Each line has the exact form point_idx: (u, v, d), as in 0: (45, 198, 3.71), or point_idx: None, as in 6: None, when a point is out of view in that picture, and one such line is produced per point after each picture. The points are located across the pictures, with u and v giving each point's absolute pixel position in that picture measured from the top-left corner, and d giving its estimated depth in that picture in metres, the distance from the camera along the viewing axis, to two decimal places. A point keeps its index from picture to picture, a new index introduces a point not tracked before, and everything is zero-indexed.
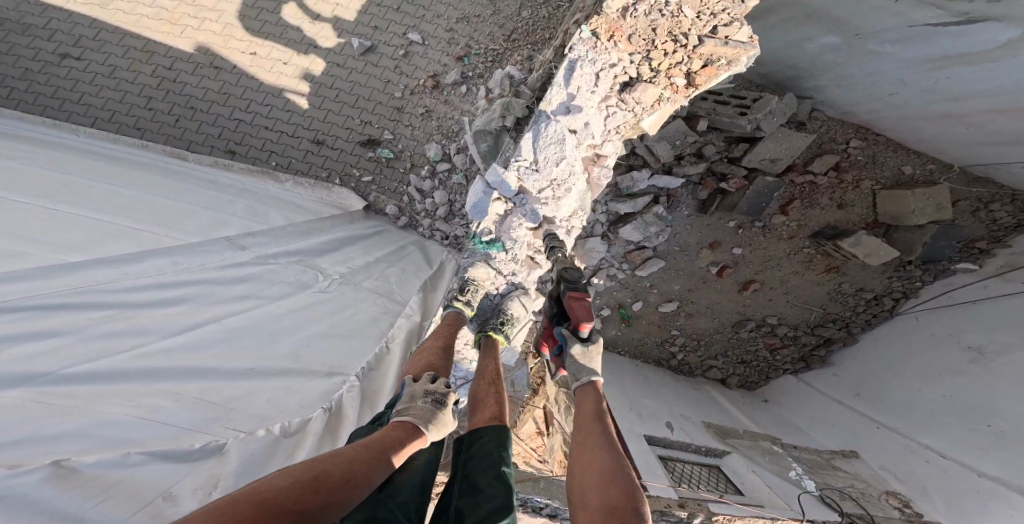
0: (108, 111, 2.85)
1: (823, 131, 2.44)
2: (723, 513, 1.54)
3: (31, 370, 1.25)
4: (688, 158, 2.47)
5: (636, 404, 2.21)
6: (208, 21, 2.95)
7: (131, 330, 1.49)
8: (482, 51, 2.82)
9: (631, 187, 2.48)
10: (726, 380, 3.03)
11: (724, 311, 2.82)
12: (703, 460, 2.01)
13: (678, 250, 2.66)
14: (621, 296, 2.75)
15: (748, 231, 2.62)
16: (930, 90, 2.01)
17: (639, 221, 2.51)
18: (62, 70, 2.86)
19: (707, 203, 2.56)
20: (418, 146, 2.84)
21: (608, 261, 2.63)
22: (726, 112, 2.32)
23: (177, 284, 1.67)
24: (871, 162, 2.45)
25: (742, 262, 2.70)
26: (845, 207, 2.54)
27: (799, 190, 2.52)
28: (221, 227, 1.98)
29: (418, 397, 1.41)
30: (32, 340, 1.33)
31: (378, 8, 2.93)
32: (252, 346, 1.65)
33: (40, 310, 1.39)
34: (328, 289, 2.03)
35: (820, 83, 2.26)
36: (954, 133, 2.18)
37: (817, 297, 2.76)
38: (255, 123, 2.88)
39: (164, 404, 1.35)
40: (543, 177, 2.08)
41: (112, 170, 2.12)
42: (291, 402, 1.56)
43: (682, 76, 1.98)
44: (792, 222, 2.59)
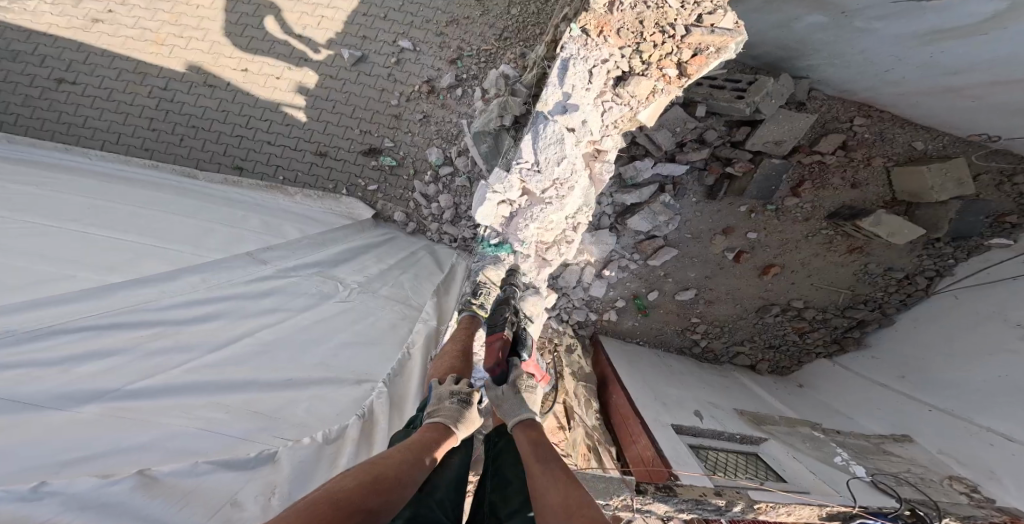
0: (114, 133, 2.85)
1: (824, 110, 2.43)
2: (764, 500, 1.44)
3: (96, 387, 1.28)
4: (690, 145, 2.44)
5: (659, 392, 2.20)
6: (195, 40, 2.92)
7: (178, 346, 1.51)
8: (475, 52, 2.79)
9: (635, 177, 2.45)
10: (756, 366, 2.91)
11: (744, 297, 2.73)
12: (738, 446, 1.96)
13: (688, 237, 2.62)
14: (635, 286, 2.69)
15: (761, 214, 2.59)
16: (922, 65, 2.01)
17: (648, 211, 2.48)
18: (61, 95, 2.85)
19: (715, 189, 2.54)
20: (419, 152, 2.81)
21: (620, 252, 2.61)
22: (723, 96, 2.29)
23: (212, 300, 1.69)
24: (880, 139, 2.42)
25: (759, 246, 2.64)
26: (859, 185, 2.49)
27: (808, 171, 2.49)
28: (241, 243, 2.01)
29: (445, 398, 1.42)
30: (95, 359, 1.35)
31: (365, 17, 2.91)
32: (286, 358, 1.65)
33: (93, 331, 1.40)
34: (349, 298, 2.04)
35: (813, 62, 2.26)
36: (957, 107, 2.16)
37: (843, 278, 2.68)
38: (257, 138, 2.86)
39: (217, 415, 1.36)
40: (545, 177, 2.02)
41: (129, 192, 2.17)
42: (328, 410, 1.55)
43: (673, 66, 1.88)
44: (807, 204, 2.55)
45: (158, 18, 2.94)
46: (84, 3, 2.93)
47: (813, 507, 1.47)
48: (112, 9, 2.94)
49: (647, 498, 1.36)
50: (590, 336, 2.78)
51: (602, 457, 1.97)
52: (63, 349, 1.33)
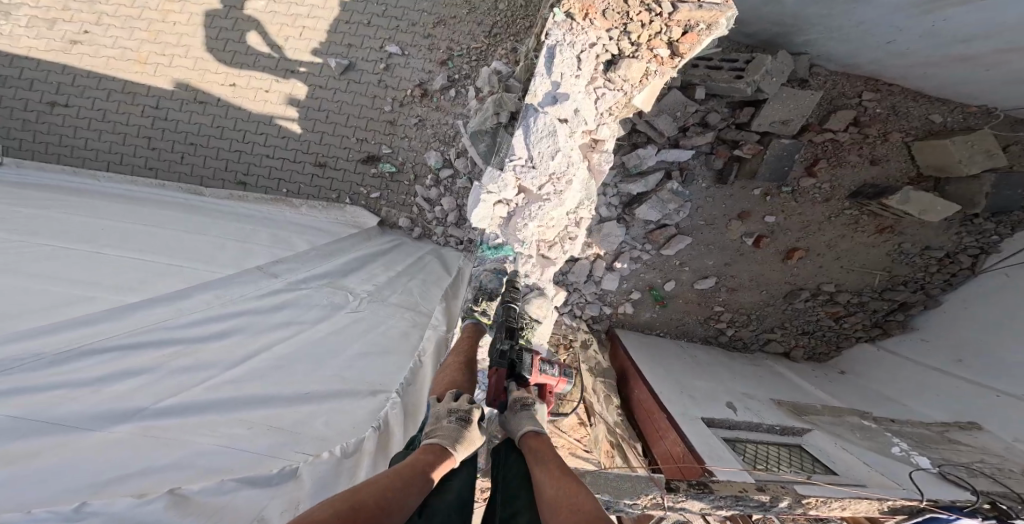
0: (116, 153, 2.86)
1: (829, 86, 2.38)
2: (813, 495, 1.35)
3: (127, 406, 1.28)
4: (693, 129, 2.39)
5: (686, 386, 2.18)
6: (177, 57, 2.88)
7: (200, 364, 1.50)
8: (465, 51, 2.71)
9: (639, 165, 2.40)
10: (791, 353, 2.82)
11: (770, 283, 2.65)
12: (779, 439, 1.90)
13: (702, 223, 2.57)
14: (650, 277, 2.66)
15: (778, 197, 2.52)
16: (927, 34, 1.94)
17: (655, 199, 2.43)
18: (57, 118, 2.85)
19: (725, 173, 2.49)
20: (418, 156, 2.76)
21: (630, 243, 2.57)
22: (721, 77, 2.24)
23: (228, 316, 1.69)
24: (893, 113, 2.36)
25: (779, 230, 2.57)
26: (879, 162, 2.41)
27: (822, 150, 2.42)
28: (252, 257, 2.04)
29: (442, 417, 1.36)
30: (122, 379, 1.36)
31: (348, 25, 2.82)
32: (302, 372, 1.62)
33: (117, 352, 1.41)
34: (360, 308, 2.03)
35: (810, 37, 2.20)
36: (968, 76, 2.11)
37: (877, 261, 2.59)
38: (256, 152, 2.84)
39: (240, 432, 1.35)
40: (540, 173, 1.93)
41: (139, 211, 2.22)
42: (346, 423, 1.51)
43: (664, 46, 1.82)
44: (825, 185, 2.48)
45: (138, 37, 2.89)
46: (59, 24, 2.88)
47: (870, 501, 1.36)
48: (87, 29, 2.89)
49: (678, 496, 1.31)
50: (605, 331, 2.76)
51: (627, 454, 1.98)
52: (90, 370, 1.33)
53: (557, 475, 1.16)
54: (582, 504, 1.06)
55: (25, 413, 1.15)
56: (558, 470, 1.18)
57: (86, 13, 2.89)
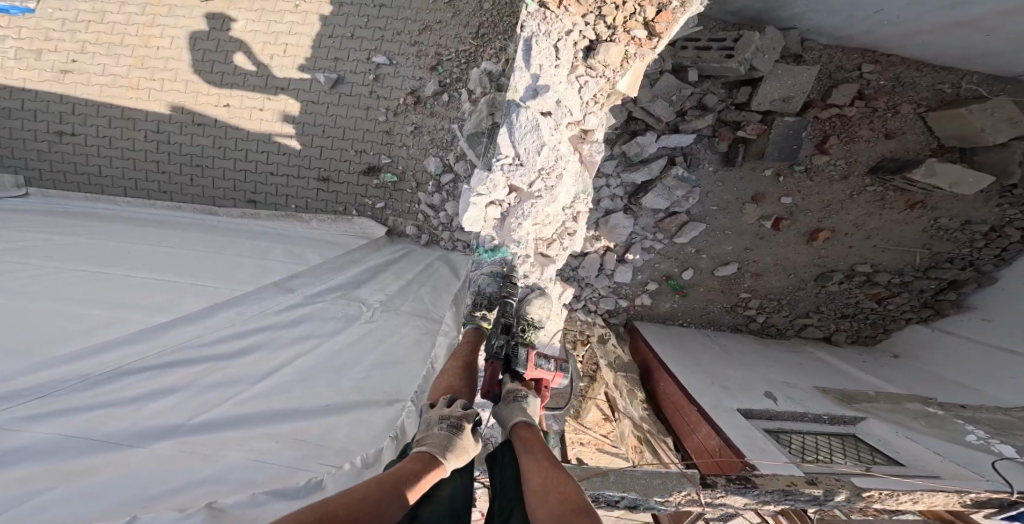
0: (130, 180, 2.84)
1: (826, 60, 2.34)
2: (875, 488, 1.30)
3: (164, 424, 1.36)
4: (692, 113, 2.34)
5: (717, 376, 2.16)
6: (167, 81, 2.79)
7: (227, 381, 1.56)
8: (454, 55, 2.60)
9: (641, 153, 2.35)
10: (832, 337, 2.76)
11: (798, 267, 2.60)
12: (829, 429, 1.83)
13: (715, 209, 2.52)
14: (668, 267, 2.62)
15: (791, 176, 2.46)
16: (913, 3, 1.89)
17: (661, 187, 2.37)
18: (68, 147, 2.82)
19: (732, 155, 2.44)
20: (418, 164, 2.67)
21: (641, 234, 2.53)
22: (712, 57, 2.19)
23: (251, 332, 1.73)
24: (899, 84, 2.32)
25: (798, 211, 2.51)
26: (894, 135, 2.36)
27: (830, 125, 2.38)
28: (268, 274, 2.09)
29: (434, 423, 1.25)
30: (158, 397, 1.44)
31: (332, 39, 2.69)
32: (325, 384, 1.64)
33: (152, 371, 1.49)
34: (373, 319, 2.01)
35: (796, 13, 2.15)
36: (968, 42, 2.07)
37: (913, 238, 2.51)
38: (260, 170, 2.78)
39: (266, 445, 1.39)
40: (530, 169, 1.86)
41: (168, 235, 2.36)
42: (366, 433, 1.51)
43: (641, 28, 1.72)
44: (840, 161, 2.42)
45: (125, 64, 2.80)
46: (45, 54, 2.79)
47: (948, 494, 1.30)
48: (74, 57, 2.79)
49: (716, 491, 1.29)
50: (623, 324, 2.75)
51: (658, 448, 2.06)
52: (133, 388, 1.43)
53: (545, 467, 1.12)
54: (570, 494, 1.01)
55: (76, 433, 1.25)
56: (546, 463, 1.14)
57: (68, 42, 2.79)
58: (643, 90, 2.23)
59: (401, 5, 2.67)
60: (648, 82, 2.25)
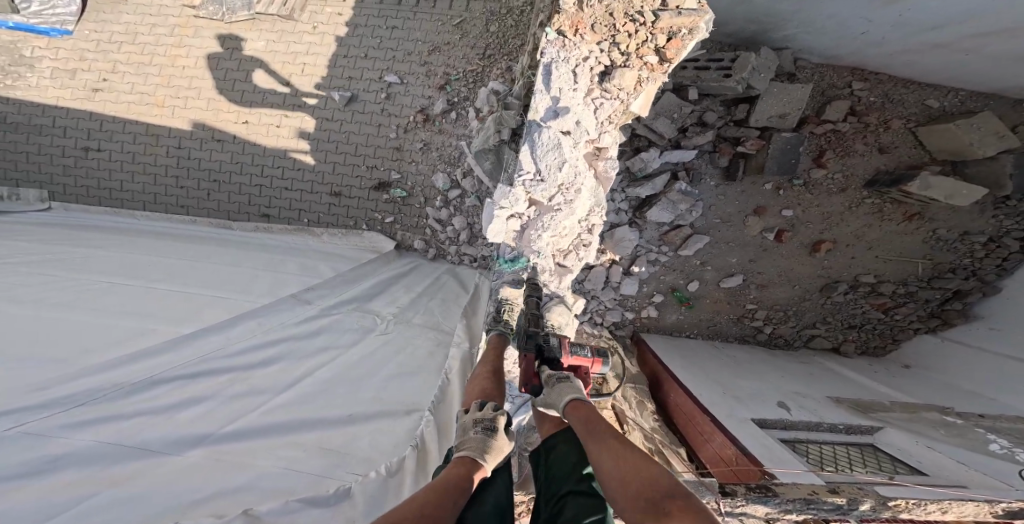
0: (150, 194, 2.89)
1: (817, 79, 2.42)
2: (900, 498, 1.30)
3: (197, 432, 1.41)
4: (693, 129, 2.40)
5: (729, 386, 2.18)
6: (191, 99, 2.85)
7: (251, 391, 1.61)
8: (461, 74, 2.64)
9: (644, 168, 2.40)
10: (841, 347, 2.79)
11: (801, 278, 2.65)
12: (847, 440, 1.84)
13: (718, 222, 2.57)
14: (672, 280, 2.66)
15: (791, 190, 2.52)
16: (897, 23, 1.97)
17: (666, 201, 2.42)
18: (93, 162, 2.89)
19: (732, 170, 2.49)
20: (426, 180, 2.70)
21: (646, 247, 2.55)
22: (710, 77, 2.27)
23: (272, 344, 1.79)
24: (887, 101, 2.40)
25: (799, 224, 2.56)
26: (887, 149, 2.43)
27: (825, 140, 2.44)
28: (284, 286, 2.12)
29: (469, 428, 1.36)
30: (189, 406, 1.49)
31: (346, 59, 2.75)
32: (343, 394, 1.69)
33: (183, 381, 1.55)
34: (387, 330, 2.05)
35: (787, 33, 2.23)
36: (954, 61, 2.14)
37: (913, 249, 2.56)
38: (275, 185, 2.82)
39: (296, 454, 1.45)
40: (551, 185, 1.93)
41: (187, 247, 2.39)
42: (388, 442, 1.57)
43: (653, 54, 1.84)
44: (837, 174, 2.48)
45: (154, 82, 2.86)
46: (80, 73, 2.88)
47: (977, 503, 1.30)
48: (106, 77, 2.87)
49: (736, 500, 1.29)
50: (630, 336, 2.77)
51: (670, 459, 1.96)
52: (165, 397, 1.48)
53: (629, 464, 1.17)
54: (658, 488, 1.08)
55: (118, 440, 1.32)
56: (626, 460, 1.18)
57: (102, 62, 2.87)
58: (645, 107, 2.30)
59: (412, 27, 2.74)
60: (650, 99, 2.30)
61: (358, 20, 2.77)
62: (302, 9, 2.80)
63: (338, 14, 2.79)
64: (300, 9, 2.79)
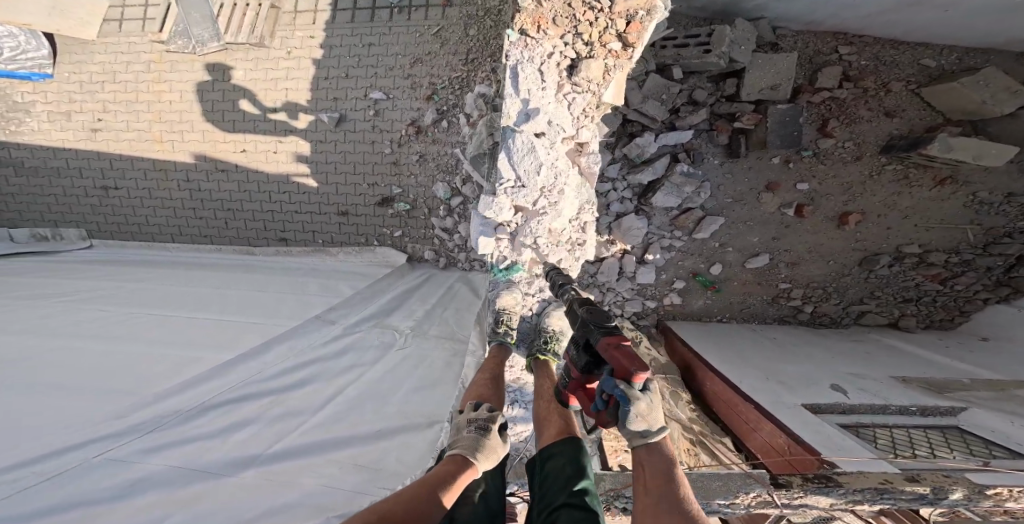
0: (174, 226, 2.96)
1: (802, 46, 2.41)
2: (1004, 486, 1.18)
3: (246, 455, 1.49)
4: (685, 108, 2.41)
5: (774, 373, 2.13)
6: (186, 132, 2.83)
7: (291, 412, 1.67)
8: (447, 82, 2.52)
9: (642, 154, 2.39)
10: (899, 322, 2.64)
11: (836, 253, 2.57)
12: (925, 422, 1.72)
13: (731, 201, 2.52)
14: (693, 265, 2.62)
15: (801, 162, 2.47)
16: None
17: (669, 185, 2.36)
18: (115, 200, 2.96)
19: (734, 146, 2.46)
20: (428, 191, 2.61)
21: (658, 233, 2.53)
22: (690, 54, 2.25)
23: (305, 365, 1.83)
24: (881, 64, 2.36)
25: (819, 196, 2.50)
26: (894, 113, 2.37)
27: (826, 108, 2.41)
28: (309, 307, 2.16)
29: (463, 428, 1.33)
30: (236, 429, 1.57)
31: (328, 80, 2.65)
32: (373, 410, 1.72)
33: (229, 406, 1.62)
34: (406, 344, 2.03)
35: (758, 4, 2.21)
36: (936, 18, 2.10)
37: (955, 214, 2.43)
38: (286, 209, 2.81)
39: (334, 472, 1.49)
40: (531, 189, 1.92)
41: (225, 275, 2.45)
42: (414, 456, 1.55)
43: (615, 40, 1.88)
44: (848, 142, 2.42)
45: (145, 118, 2.85)
46: (74, 115, 2.88)
47: None
48: (99, 116, 2.87)
49: (793, 492, 1.23)
50: (657, 325, 2.76)
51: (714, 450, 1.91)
52: (214, 422, 1.56)
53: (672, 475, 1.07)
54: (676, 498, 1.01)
55: (181, 464, 1.42)
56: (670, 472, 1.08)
57: (91, 102, 2.86)
58: (634, 92, 2.33)
59: (389, 42, 2.60)
60: (636, 83, 2.34)
61: (333, 41, 2.65)
62: (271, 35, 2.68)
63: (310, 38, 2.67)
64: (271, 35, 2.67)
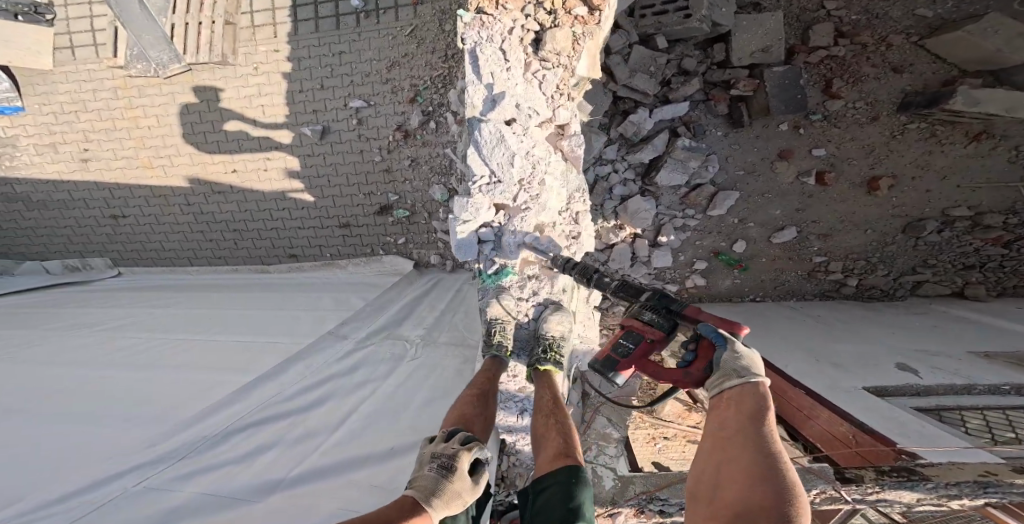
0: (190, 249, 3.03)
1: (787, 4, 2.30)
2: None
3: (272, 479, 1.61)
4: (677, 80, 2.32)
5: (823, 354, 2.06)
6: (174, 156, 2.85)
7: (309, 433, 1.78)
8: (428, 82, 2.46)
9: (639, 131, 2.32)
10: (965, 291, 2.46)
11: (875, 220, 2.44)
12: (1016, 401, 1.56)
13: (743, 173, 2.44)
14: (715, 243, 2.55)
15: (811, 126, 2.36)
16: None
17: (673, 161, 2.29)
18: (127, 229, 3.05)
19: (734, 115, 2.38)
20: (424, 195, 2.63)
21: (669, 213, 2.46)
22: (671, 21, 2.17)
23: (319, 385, 1.94)
24: (874, 16, 2.21)
25: (839, 161, 2.38)
26: (902, 69, 2.23)
27: (827, 68, 2.29)
28: (325, 322, 2.29)
29: (425, 464, 1.33)
30: (260, 452, 1.70)
31: (304, 93, 2.64)
32: (385, 427, 1.81)
33: (253, 430, 1.75)
34: (416, 355, 2.12)
35: None
36: None
37: (1002, 170, 2.28)
38: (289, 225, 2.86)
39: (351, 494, 1.57)
40: (508, 184, 1.90)
41: (250, 297, 2.58)
42: None
43: (580, 5, 1.82)
44: (859, 102, 2.29)
45: (129, 146, 2.87)
46: (59, 146, 2.91)
47: None
48: (84, 147, 2.89)
49: (868, 486, 1.27)
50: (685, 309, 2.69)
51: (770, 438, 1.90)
52: (241, 446, 1.70)
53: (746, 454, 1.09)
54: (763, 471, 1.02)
55: (213, 490, 1.55)
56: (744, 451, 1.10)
57: (70, 133, 2.87)
58: (620, 67, 2.25)
59: (361, 48, 2.54)
60: (621, 58, 2.27)
61: (300, 52, 2.61)
62: (235, 52, 2.66)
63: (275, 51, 2.63)
64: (233, 52, 2.65)
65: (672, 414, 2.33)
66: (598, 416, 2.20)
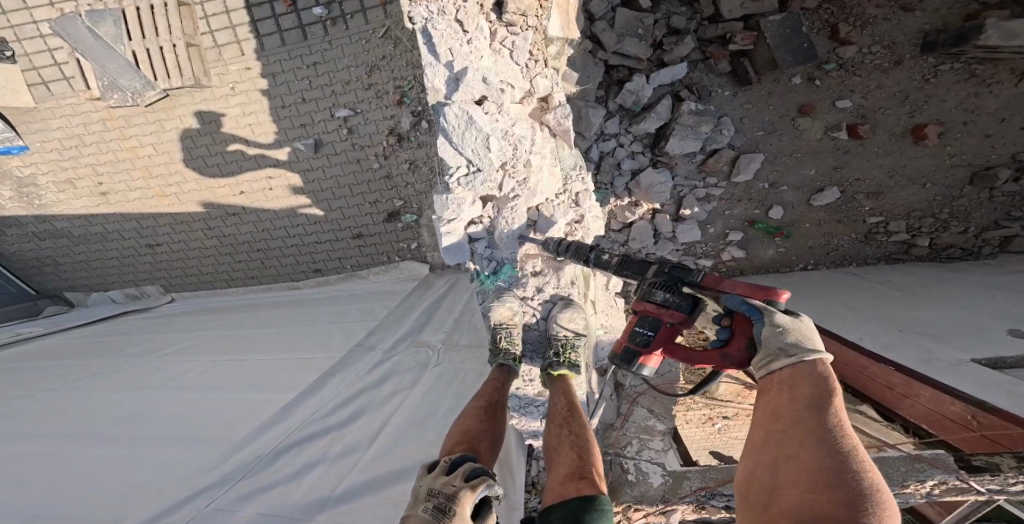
0: (224, 275, 2.85)
1: None
2: None
3: (319, 498, 1.64)
4: (669, 41, 2.21)
5: (902, 321, 1.99)
6: (183, 183, 2.67)
7: (344, 451, 1.78)
8: (412, 82, 2.33)
9: (638, 100, 2.23)
10: None
11: (925, 172, 2.30)
12: None
13: (763, 134, 2.34)
14: (750, 212, 2.45)
15: (825, 77, 2.25)
16: None
17: (681, 128, 2.18)
18: (165, 255, 2.86)
19: (738, 72, 2.27)
20: (428, 199, 2.47)
21: (687, 184, 2.38)
22: None
23: (353, 399, 1.91)
24: None
25: (870, 112, 2.26)
26: (911, 7, 2.10)
27: (830, 12, 2.18)
28: (353, 334, 2.19)
29: (422, 501, 1.26)
30: (305, 473, 1.72)
31: (287, 107, 2.47)
32: (412, 439, 1.81)
33: (296, 448, 1.76)
34: (439, 363, 2.03)
35: None
36: None
37: None
38: (305, 240, 2.70)
39: (387, 511, 1.59)
40: (488, 170, 1.80)
41: (271, 312, 2.49)
42: None
43: None
44: (873, 45, 2.17)
45: (138, 177, 2.68)
46: (78, 181, 2.69)
47: None
48: (98, 180, 2.69)
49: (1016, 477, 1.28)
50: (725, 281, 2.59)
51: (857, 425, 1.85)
52: (289, 466, 1.72)
53: (806, 454, 1.09)
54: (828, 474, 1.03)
55: (267, 511, 1.58)
56: (804, 450, 1.10)
57: (80, 168, 2.65)
58: (609, 32, 2.12)
59: (336, 57, 2.38)
60: (608, 25, 2.14)
61: (273, 67, 2.42)
62: (207, 74, 2.44)
63: (247, 69, 2.44)
64: (205, 74, 2.43)
65: (730, 393, 2.16)
66: (637, 407, 2.18)
